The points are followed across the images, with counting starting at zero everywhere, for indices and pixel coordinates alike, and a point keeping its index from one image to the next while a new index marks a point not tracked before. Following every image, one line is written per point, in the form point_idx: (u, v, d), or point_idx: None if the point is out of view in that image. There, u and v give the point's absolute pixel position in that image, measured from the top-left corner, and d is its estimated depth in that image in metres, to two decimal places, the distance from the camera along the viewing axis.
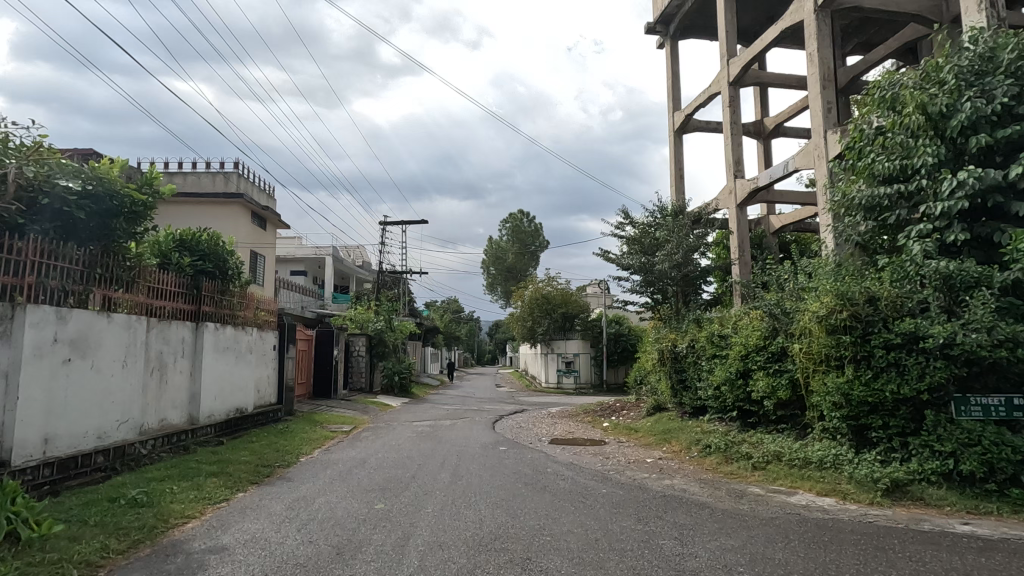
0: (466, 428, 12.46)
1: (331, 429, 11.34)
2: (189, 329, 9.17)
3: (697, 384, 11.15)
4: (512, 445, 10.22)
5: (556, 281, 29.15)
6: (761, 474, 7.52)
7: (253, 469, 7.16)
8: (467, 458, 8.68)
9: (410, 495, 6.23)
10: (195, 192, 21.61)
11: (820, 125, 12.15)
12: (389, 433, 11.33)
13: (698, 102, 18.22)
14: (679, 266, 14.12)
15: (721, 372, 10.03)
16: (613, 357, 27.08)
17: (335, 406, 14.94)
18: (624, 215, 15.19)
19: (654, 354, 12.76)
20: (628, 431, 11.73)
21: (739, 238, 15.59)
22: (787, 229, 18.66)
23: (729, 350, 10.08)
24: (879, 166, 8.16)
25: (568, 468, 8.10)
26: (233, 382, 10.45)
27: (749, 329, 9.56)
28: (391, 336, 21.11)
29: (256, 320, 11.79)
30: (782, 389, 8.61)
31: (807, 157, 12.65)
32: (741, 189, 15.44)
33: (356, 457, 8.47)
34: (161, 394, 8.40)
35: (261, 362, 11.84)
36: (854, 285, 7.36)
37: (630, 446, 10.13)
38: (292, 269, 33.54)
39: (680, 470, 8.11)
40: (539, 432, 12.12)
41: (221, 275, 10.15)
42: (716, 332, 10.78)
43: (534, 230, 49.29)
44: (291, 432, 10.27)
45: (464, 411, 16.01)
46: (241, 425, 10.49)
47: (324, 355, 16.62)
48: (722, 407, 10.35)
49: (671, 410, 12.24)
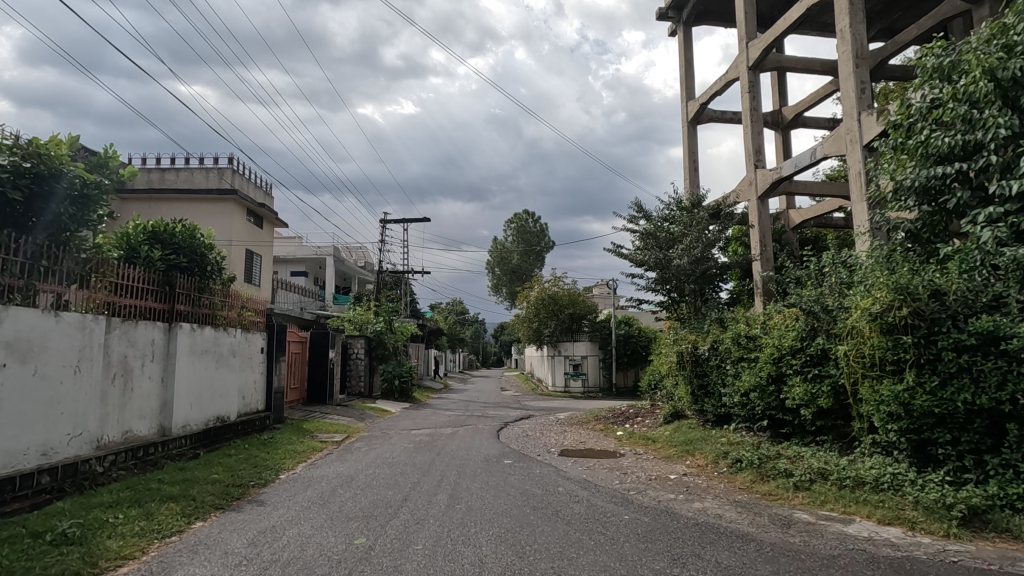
0: (469, 437, 11.51)
1: (320, 439, 10.41)
2: (161, 330, 8.30)
3: (722, 390, 10.15)
4: (518, 458, 9.25)
5: (562, 281, 28.24)
6: (805, 496, 6.52)
7: (221, 491, 6.21)
8: (468, 474, 7.73)
9: (398, 524, 5.28)
10: (187, 189, 20.76)
11: (852, 107, 11.16)
12: (384, 444, 10.40)
13: (713, 91, 17.23)
14: (698, 262, 13.12)
15: (750, 378, 9.03)
16: (623, 359, 26.05)
17: (330, 412, 14.00)
18: (638, 208, 14.20)
19: (672, 357, 11.77)
20: (645, 441, 10.74)
21: (761, 232, 14.56)
22: (808, 223, 17.66)
23: (759, 352, 9.09)
24: (935, 143, 7.18)
25: (583, 488, 7.12)
26: (213, 388, 9.55)
27: (782, 329, 8.57)
28: (392, 338, 20.19)
29: (241, 321, 10.88)
30: (823, 397, 7.62)
31: (838, 143, 11.63)
32: (763, 180, 14.44)
33: (343, 475, 7.52)
34: (126, 403, 7.52)
35: (247, 366, 10.95)
36: (914, 277, 6.38)
37: (649, 459, 9.15)
38: (292, 269, 32.65)
39: (709, 490, 7.10)
40: (547, 442, 11.13)
41: (199, 271, 9.30)
42: (743, 332, 9.78)
43: (540, 231, 48.70)
44: (274, 443, 9.35)
45: (467, 417, 15.07)
46: (222, 434, 9.60)
47: (319, 358, 15.72)
48: (751, 415, 9.41)
49: (691, 418, 11.26)
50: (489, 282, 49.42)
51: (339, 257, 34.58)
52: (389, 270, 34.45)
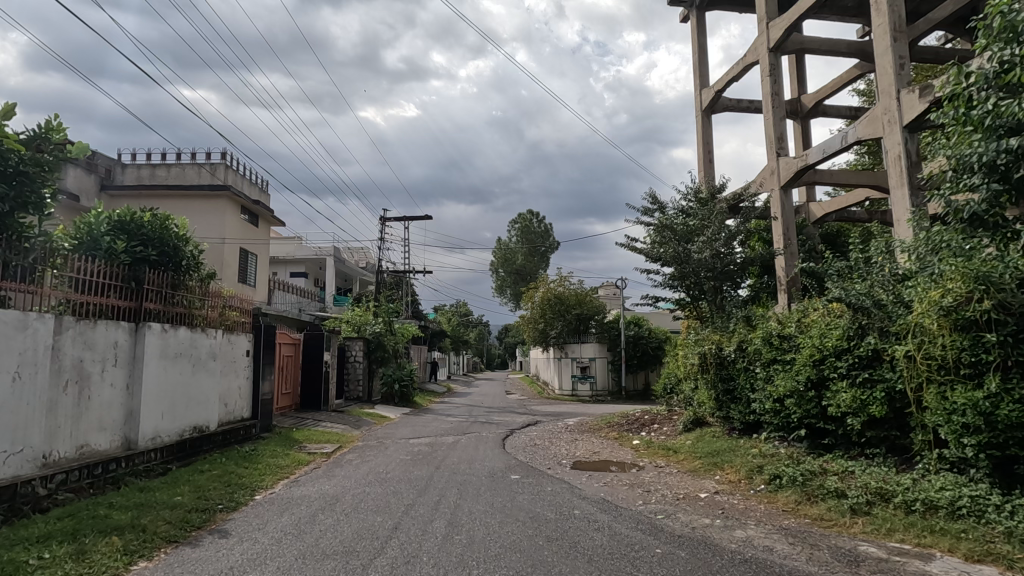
0: (472, 447, 10.61)
1: (309, 450, 9.49)
2: (126, 331, 7.41)
3: (751, 395, 9.19)
4: (526, 472, 8.30)
5: (569, 281, 27.28)
6: (865, 522, 5.53)
7: (179, 518, 5.28)
8: (470, 493, 6.78)
9: (384, 563, 4.35)
10: (178, 185, 19.96)
11: (889, 85, 10.21)
12: (378, 455, 9.46)
13: (730, 76, 16.24)
14: (719, 256, 12.13)
15: (786, 383, 8.08)
16: (633, 362, 25.03)
17: (323, 420, 13.08)
18: (652, 199, 13.24)
19: (693, 359, 10.80)
20: (665, 452, 9.76)
21: (785, 223, 13.46)
22: (830, 218, 16.72)
23: (796, 353, 8.12)
24: (1004, 111, 6.19)
25: (604, 511, 6.18)
26: (190, 395, 8.67)
27: (824, 328, 7.60)
28: (391, 340, 19.29)
29: (222, 321, 9.97)
30: (875, 405, 6.67)
31: (873, 125, 10.68)
32: (786, 169, 13.44)
33: (327, 495, 6.58)
34: (81, 414, 6.63)
35: (230, 371, 10.07)
36: (996, 264, 5.54)
37: (673, 474, 8.17)
38: (292, 270, 31.80)
39: (748, 514, 6.11)
40: (557, 453, 10.16)
41: (173, 266, 8.44)
42: (775, 331, 8.79)
43: (545, 231, 47.74)
44: (256, 455, 8.42)
45: (470, 425, 14.11)
46: (201, 446, 8.72)
47: (313, 361, 14.80)
48: (785, 424, 8.47)
49: (714, 425, 10.31)
50: (494, 283, 48.52)
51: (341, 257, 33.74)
52: (390, 270, 33.53)
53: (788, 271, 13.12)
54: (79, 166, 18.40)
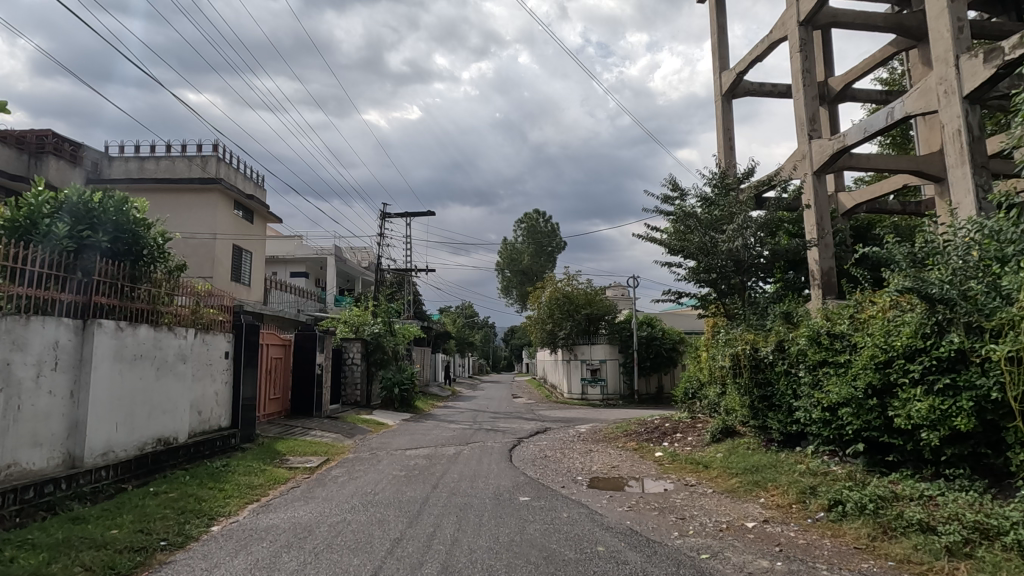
0: (475, 459, 9.49)
1: (290, 465, 8.40)
2: (70, 329, 6.34)
3: (794, 403, 8.03)
4: (537, 492, 7.15)
5: (577, 280, 26.19)
6: (970, 567, 4.35)
7: (102, 562, 4.20)
8: (471, 524, 5.65)
9: None
10: (168, 178, 18.99)
11: (946, 51, 9.03)
12: (369, 470, 8.33)
13: (753, 57, 15.07)
14: (749, 246, 10.94)
15: (842, 390, 6.92)
16: (646, 364, 23.70)
17: (314, 428, 11.98)
18: (672, 186, 12.11)
19: (724, 361, 9.65)
20: (694, 466, 8.61)
21: (818, 212, 12.25)
22: (861, 209, 15.55)
23: (852, 354, 6.97)
24: None
25: (634, 549, 5.02)
26: (153, 403, 7.60)
27: (890, 325, 6.45)
28: (392, 341, 18.21)
29: (195, 319, 8.89)
30: (961, 417, 5.50)
31: (926, 97, 9.52)
32: (819, 152, 12.23)
33: (300, 526, 5.46)
34: (9, 428, 5.55)
35: (204, 376, 9.00)
36: None
37: (710, 495, 7.00)
38: (291, 270, 30.79)
39: (814, 554, 4.93)
40: (570, 467, 9.00)
41: (130, 256, 7.38)
42: (823, 328, 7.64)
43: (551, 231, 46.70)
44: (227, 472, 7.33)
45: (473, 433, 12.98)
46: (166, 460, 7.65)
47: (304, 364, 13.74)
48: (837, 436, 7.33)
49: (748, 436, 9.15)
50: (500, 284, 47.39)
51: (342, 257, 32.71)
52: (393, 269, 32.48)
53: (822, 264, 11.96)
54: (64, 158, 17.45)
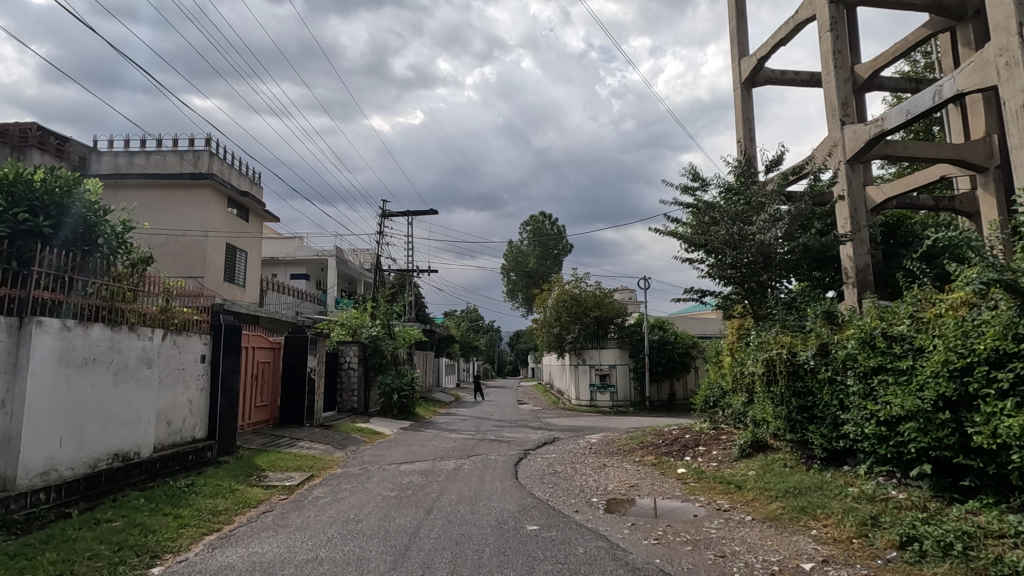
0: (476, 476, 8.44)
1: (268, 483, 7.44)
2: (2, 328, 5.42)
3: (841, 415, 7.01)
4: (547, 520, 6.14)
5: (586, 282, 25.17)
6: None
7: None
8: (467, 564, 4.65)
9: None
10: (158, 174, 18.23)
11: (1007, 18, 8.01)
12: (357, 490, 7.36)
13: (775, 41, 14.07)
14: (783, 239, 9.87)
15: (905, 402, 5.91)
16: (658, 369, 22.58)
17: (302, 439, 11.00)
18: (693, 176, 11.11)
19: (756, 367, 8.62)
20: (724, 486, 7.58)
21: (854, 203, 11.19)
22: (891, 203, 14.44)
23: (919, 360, 5.95)
24: None
25: None
26: (110, 413, 6.65)
27: (969, 325, 5.44)
28: (390, 344, 17.24)
29: (166, 318, 7.96)
30: None
31: (983, 72, 8.52)
32: (853, 138, 11.20)
33: (259, 566, 4.49)
34: None
35: (175, 382, 8.07)
36: None
37: (750, 524, 5.98)
38: (291, 272, 29.97)
39: None
40: (583, 486, 7.99)
41: (78, 243, 6.54)
42: (878, 330, 6.62)
43: (557, 233, 45.76)
44: (189, 493, 6.36)
45: (475, 444, 11.93)
46: (123, 479, 6.71)
47: (294, 369, 12.79)
48: (896, 455, 6.30)
49: (785, 451, 8.12)
50: (505, 287, 46.47)
51: (344, 258, 31.81)
52: (395, 270, 31.59)
53: (857, 261, 10.90)
54: (49, 152, 16.66)
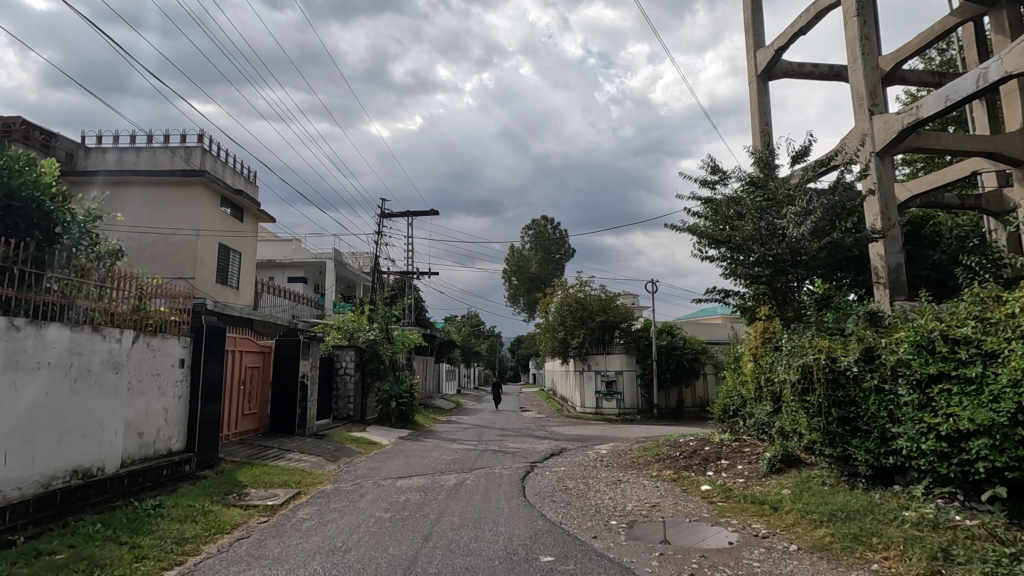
0: (480, 494, 7.64)
1: (249, 503, 6.66)
2: None
3: (891, 429, 6.22)
4: (563, 548, 5.36)
5: (591, 286, 24.41)
6: None
7: None
8: None
9: None
10: (146, 171, 17.50)
11: None
12: (347, 511, 6.58)
13: (795, 31, 13.37)
14: (816, 233, 9.10)
15: (975, 415, 5.14)
16: (666, 376, 21.81)
17: (292, 450, 10.21)
18: (713, 168, 10.38)
19: (789, 374, 7.81)
20: (760, 508, 6.75)
21: (885, 197, 10.45)
22: (916, 202, 13.69)
23: (993, 368, 5.19)
24: None
25: None
26: (67, 425, 5.88)
27: None
28: (389, 349, 16.42)
29: (140, 317, 7.20)
30: None
31: None
32: (884, 129, 10.47)
33: None
34: None
35: (148, 389, 7.30)
36: None
37: (796, 556, 5.18)
38: (289, 275, 29.26)
39: None
40: (598, 505, 7.23)
41: (24, 229, 5.92)
42: (939, 333, 5.85)
43: (559, 237, 45.05)
44: (152, 518, 5.58)
45: (478, 456, 11.11)
46: (82, 500, 5.92)
47: (285, 375, 12.00)
48: (961, 474, 5.54)
49: (823, 469, 7.28)
50: (506, 291, 45.78)
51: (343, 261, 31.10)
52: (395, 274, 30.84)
53: (889, 260, 10.16)
54: (34, 147, 16.00)
